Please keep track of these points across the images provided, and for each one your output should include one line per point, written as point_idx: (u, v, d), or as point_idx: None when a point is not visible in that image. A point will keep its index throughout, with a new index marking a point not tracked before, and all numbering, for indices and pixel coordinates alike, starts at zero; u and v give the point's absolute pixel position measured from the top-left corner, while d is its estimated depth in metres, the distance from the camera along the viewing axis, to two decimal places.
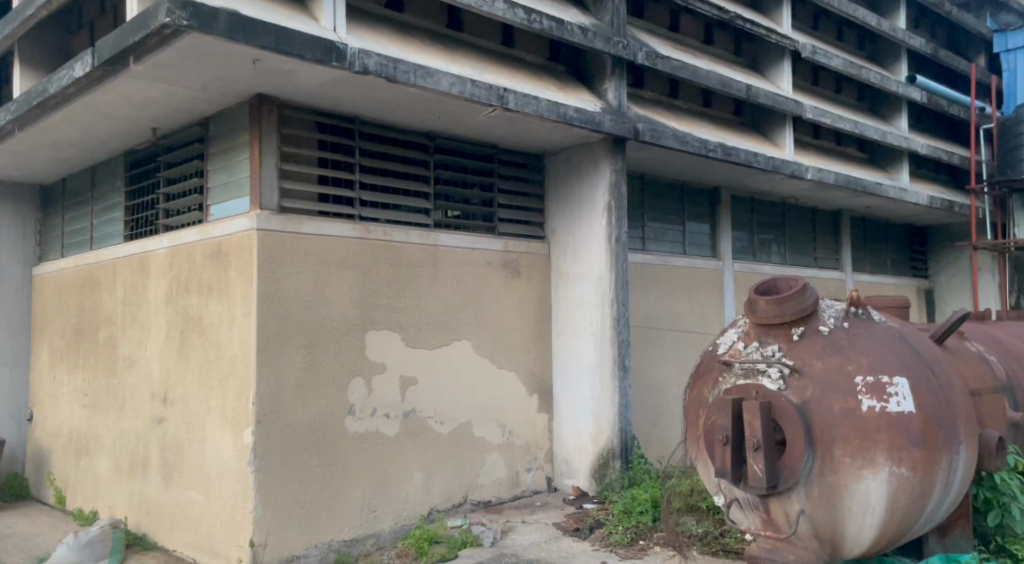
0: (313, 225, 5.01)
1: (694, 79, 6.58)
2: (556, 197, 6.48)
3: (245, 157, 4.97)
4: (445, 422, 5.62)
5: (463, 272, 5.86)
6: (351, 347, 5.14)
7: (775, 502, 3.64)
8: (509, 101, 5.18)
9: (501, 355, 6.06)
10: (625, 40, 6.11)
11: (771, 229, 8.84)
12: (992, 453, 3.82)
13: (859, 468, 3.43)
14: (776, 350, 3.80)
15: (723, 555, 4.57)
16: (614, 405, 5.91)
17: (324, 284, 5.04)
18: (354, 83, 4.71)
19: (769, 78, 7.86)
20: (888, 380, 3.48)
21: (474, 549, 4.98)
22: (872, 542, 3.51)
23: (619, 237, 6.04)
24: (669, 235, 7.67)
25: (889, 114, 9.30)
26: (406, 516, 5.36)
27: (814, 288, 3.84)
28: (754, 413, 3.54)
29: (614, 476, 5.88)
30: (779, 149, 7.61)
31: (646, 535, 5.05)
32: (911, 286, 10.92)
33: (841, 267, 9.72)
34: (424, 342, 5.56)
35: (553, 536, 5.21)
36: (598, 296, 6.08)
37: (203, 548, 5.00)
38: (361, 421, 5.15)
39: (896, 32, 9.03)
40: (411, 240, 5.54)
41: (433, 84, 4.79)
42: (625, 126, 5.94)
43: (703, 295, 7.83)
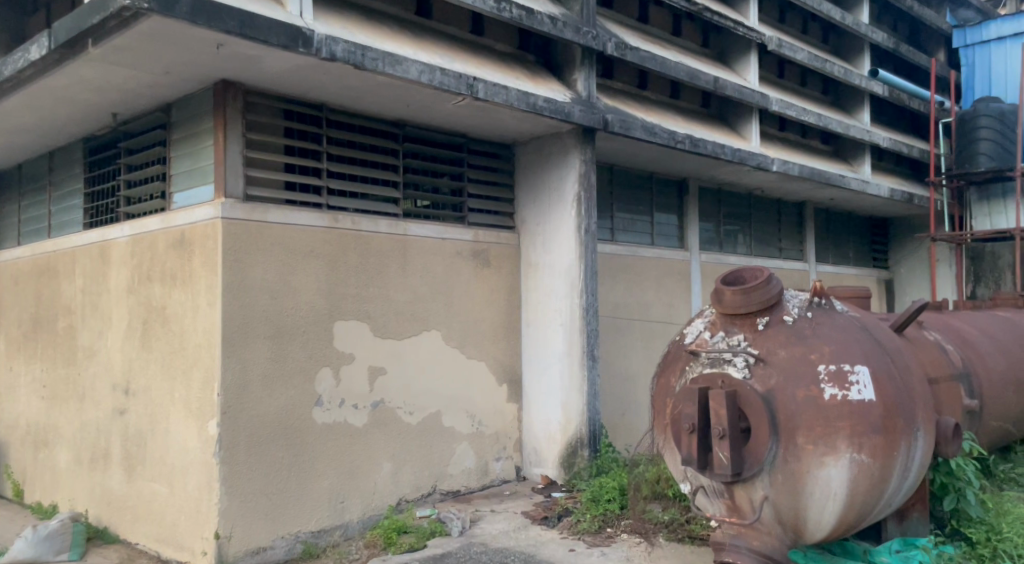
0: (280, 213, 4.94)
1: (663, 71, 6.62)
2: (526, 187, 6.48)
3: (210, 144, 4.87)
4: (413, 412, 5.60)
5: (433, 262, 5.84)
6: (319, 337, 5.10)
7: (740, 488, 3.67)
8: (479, 90, 5.16)
9: (471, 345, 6.06)
10: (594, 30, 6.10)
11: (737, 220, 8.94)
12: (948, 439, 3.90)
13: (821, 455, 3.50)
14: (742, 340, 3.85)
15: (689, 542, 4.69)
16: (583, 394, 5.95)
17: (290, 273, 4.98)
18: (321, 70, 4.65)
19: (736, 70, 7.93)
20: (850, 368, 3.58)
21: (442, 539, 5.00)
22: (832, 527, 3.59)
23: (588, 227, 6.06)
24: (638, 226, 7.71)
25: (852, 106, 9.44)
26: (375, 507, 5.35)
27: (778, 279, 3.89)
28: (720, 402, 3.57)
29: (582, 465, 5.93)
30: (745, 142, 7.68)
31: (613, 522, 5.10)
32: (872, 277, 11.12)
33: (805, 258, 9.87)
34: (393, 332, 5.53)
35: (522, 525, 5.23)
36: (567, 286, 6.11)
37: (167, 541, 4.94)
38: (329, 412, 5.12)
39: (859, 26, 9.15)
40: (379, 229, 5.49)
41: (402, 72, 4.75)
42: (595, 116, 5.96)
43: (671, 285, 7.89)
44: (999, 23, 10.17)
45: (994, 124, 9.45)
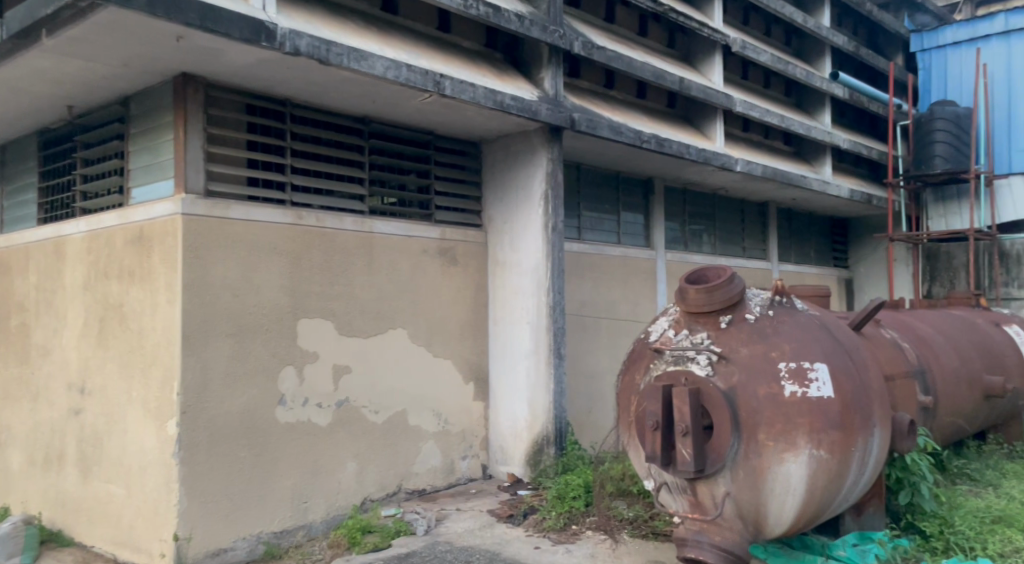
0: (242, 209, 4.87)
1: (629, 71, 6.67)
2: (494, 185, 6.48)
3: (169, 138, 4.79)
4: (378, 411, 5.57)
5: (399, 260, 5.80)
6: (282, 335, 5.04)
7: (702, 484, 3.70)
8: (446, 87, 5.15)
9: (437, 343, 6.04)
10: (561, 29, 6.12)
11: (701, 220, 9.04)
12: (903, 434, 3.99)
13: (781, 451, 3.55)
14: (706, 338, 3.89)
15: (652, 538, 4.73)
16: (549, 392, 5.96)
17: (253, 270, 4.92)
18: (285, 65, 4.60)
19: (701, 71, 8.01)
20: (809, 366, 3.66)
21: (407, 538, 4.98)
22: (791, 521, 3.64)
23: (555, 225, 6.08)
24: (605, 225, 7.75)
25: (814, 108, 9.60)
26: (339, 506, 5.30)
27: (741, 277, 3.95)
28: (683, 399, 3.61)
29: (548, 463, 5.94)
30: (710, 142, 7.77)
31: (578, 519, 5.12)
32: (833, 276, 11.31)
33: (768, 257, 10.01)
34: (359, 330, 5.49)
35: (488, 523, 5.23)
36: (534, 284, 6.11)
37: (124, 544, 4.84)
38: (292, 411, 5.06)
39: (821, 29, 9.30)
40: (343, 225, 5.45)
41: (368, 67, 4.71)
42: (562, 115, 5.98)
43: (637, 283, 7.95)
44: (955, 28, 10.44)
45: (949, 126, 9.69)
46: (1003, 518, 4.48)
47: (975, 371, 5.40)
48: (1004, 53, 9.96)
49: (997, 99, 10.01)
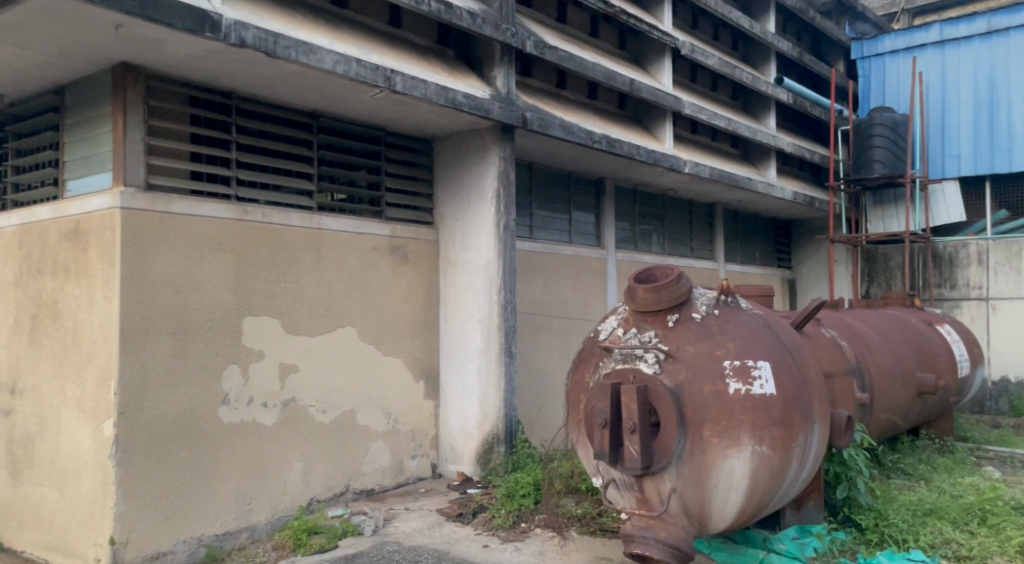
0: (185, 203, 4.75)
1: (581, 71, 6.71)
2: (445, 183, 6.44)
3: (108, 129, 4.64)
4: (326, 411, 5.49)
5: (348, 257, 5.73)
6: (226, 333, 4.93)
7: (649, 481, 3.75)
8: (397, 83, 5.10)
9: (386, 341, 5.98)
10: (513, 27, 6.11)
11: (651, 220, 9.16)
12: (841, 430, 4.11)
13: (725, 447, 3.62)
14: (653, 336, 3.94)
15: (600, 534, 4.79)
16: (500, 391, 5.96)
17: (195, 266, 4.79)
18: (230, 56, 4.49)
19: (651, 73, 8.11)
20: (753, 364, 3.73)
21: (355, 538, 4.94)
22: (735, 516, 3.71)
23: (507, 224, 6.08)
24: (557, 224, 7.78)
25: (760, 112, 9.80)
26: (284, 508, 5.20)
27: (687, 277, 4.01)
28: (631, 396, 3.65)
29: (498, 461, 5.94)
30: (659, 143, 7.87)
31: (528, 517, 5.14)
32: (777, 276, 11.57)
33: (715, 257, 10.20)
34: (306, 328, 5.40)
35: (436, 522, 5.21)
36: (485, 283, 6.10)
37: (56, 549, 4.67)
38: (236, 410, 4.95)
39: (766, 34, 9.51)
40: (291, 222, 5.35)
41: (317, 61, 4.64)
42: (514, 114, 5.98)
43: (587, 282, 8.01)
44: (893, 37, 10.83)
45: (887, 132, 9.98)
46: (934, 509, 4.66)
47: (910, 368, 5.59)
48: (938, 62, 10.38)
49: (932, 106, 10.42)
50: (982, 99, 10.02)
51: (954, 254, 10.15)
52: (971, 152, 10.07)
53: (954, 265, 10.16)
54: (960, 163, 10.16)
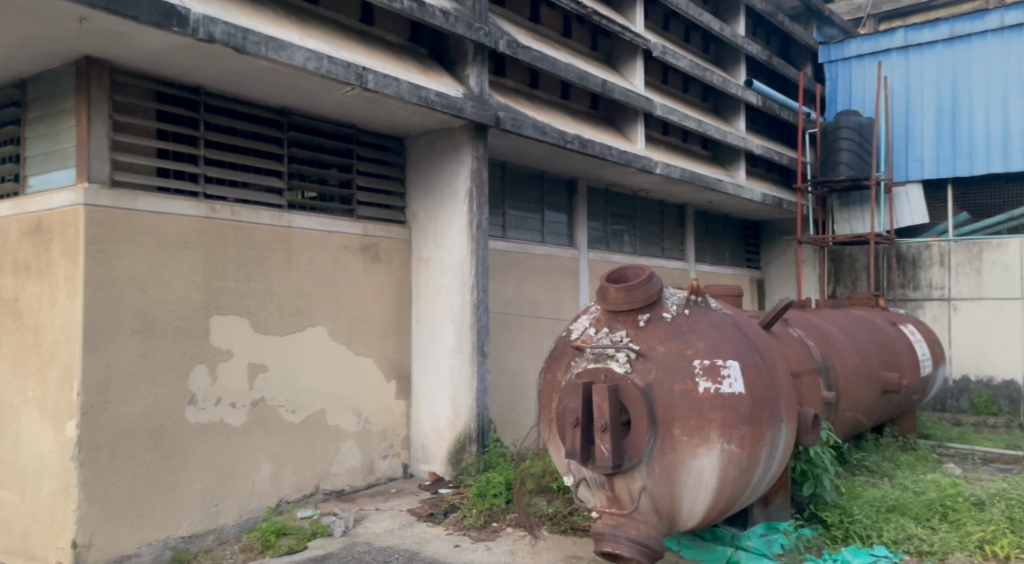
0: (151, 201, 4.67)
1: (553, 71, 6.72)
2: (418, 181, 6.41)
3: (71, 124, 4.54)
4: (295, 411, 5.44)
5: (318, 256, 5.68)
6: (193, 333, 4.86)
7: (620, 479, 3.77)
8: (368, 81, 5.07)
9: (357, 341, 5.94)
10: (486, 27, 6.10)
11: (623, 220, 9.20)
12: (808, 429, 4.16)
13: (695, 446, 3.65)
14: (624, 336, 3.96)
15: (571, 533, 4.80)
16: (472, 390, 5.95)
17: (162, 264, 4.72)
18: (198, 52, 4.43)
19: (623, 74, 8.15)
20: (722, 363, 3.76)
21: (324, 539, 4.89)
22: (703, 514, 3.74)
23: (480, 223, 6.07)
24: (529, 224, 7.78)
25: (730, 114, 9.90)
26: (252, 510, 5.14)
27: (658, 277, 4.03)
28: (602, 396, 3.66)
29: (470, 461, 5.93)
30: (631, 144, 7.92)
31: (499, 516, 5.14)
32: (746, 276, 11.70)
33: (685, 257, 10.29)
34: (275, 327, 5.35)
35: (407, 522, 5.19)
36: (457, 282, 6.08)
37: (17, 552, 4.57)
38: (203, 411, 4.89)
39: (736, 37, 9.60)
40: (260, 220, 5.29)
41: (287, 57, 4.59)
42: (486, 113, 5.97)
43: (559, 281, 8.03)
44: (859, 42, 10.99)
45: (853, 136, 10.15)
46: (897, 506, 4.73)
47: (874, 367, 5.69)
48: (902, 67, 10.57)
49: (897, 110, 10.61)
50: (944, 104, 10.23)
51: (917, 255, 10.32)
52: (934, 156, 10.27)
53: (917, 266, 10.33)
54: (923, 166, 10.37)
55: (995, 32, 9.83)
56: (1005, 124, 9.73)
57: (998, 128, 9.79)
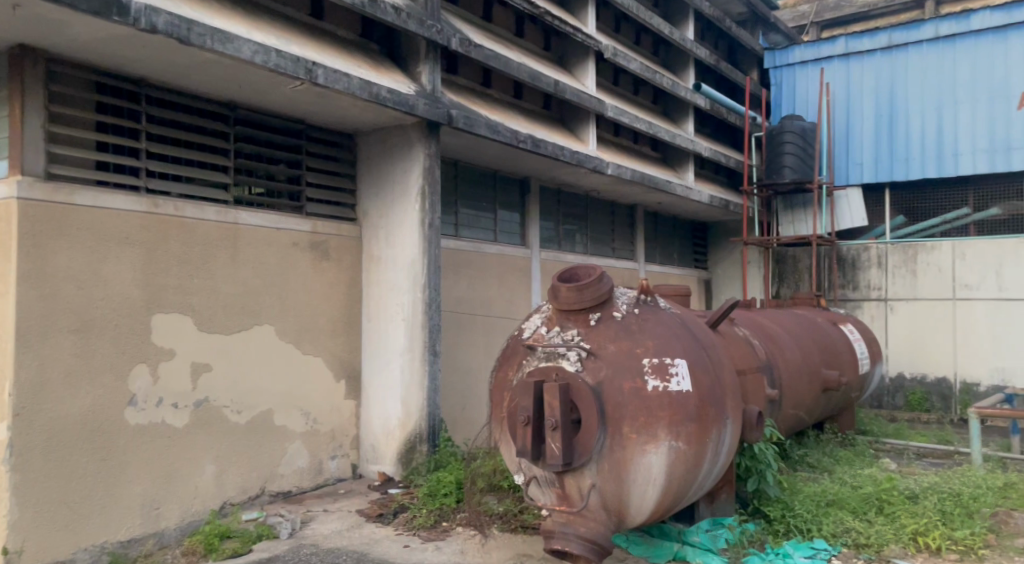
0: (90, 195, 4.53)
1: (506, 70, 6.71)
2: (369, 179, 6.34)
3: (4, 115, 4.38)
4: (241, 412, 5.33)
5: (266, 253, 5.57)
6: (133, 332, 4.72)
7: (570, 477, 3.78)
8: (318, 76, 4.99)
9: (306, 340, 5.85)
10: (438, 24, 6.07)
11: (574, 220, 9.26)
12: (752, 426, 4.25)
13: (644, 443, 3.69)
14: (575, 335, 3.98)
15: (521, 531, 4.81)
16: (423, 390, 5.89)
17: (101, 261, 4.58)
18: (140, 42, 4.30)
19: (575, 75, 8.20)
20: (671, 361, 3.81)
21: (270, 542, 4.80)
22: (651, 511, 3.78)
23: (432, 222, 6.02)
24: (482, 223, 7.77)
25: (679, 116, 10.04)
26: (195, 512, 5.01)
27: (609, 277, 4.06)
28: (553, 395, 3.67)
29: (420, 461, 5.87)
30: (583, 145, 7.97)
31: (449, 516, 5.13)
32: (694, 276, 11.89)
33: (636, 257, 10.40)
34: (220, 327, 5.23)
35: (356, 523, 5.12)
36: (409, 280, 6.02)
37: None
38: (144, 412, 4.75)
39: (685, 41, 9.75)
40: (205, 216, 5.17)
41: (234, 50, 4.49)
42: (439, 111, 5.94)
43: (511, 280, 8.02)
44: (802, 48, 11.25)
45: (797, 140, 10.43)
46: (836, 501, 4.86)
47: (815, 366, 5.83)
48: (843, 74, 10.86)
49: (838, 115, 10.90)
50: (883, 111, 10.55)
51: (857, 257, 10.62)
52: (873, 161, 10.60)
53: (857, 268, 10.64)
54: (862, 170, 10.69)
55: (930, 42, 10.18)
56: (939, 130, 10.08)
57: (932, 134, 10.14)
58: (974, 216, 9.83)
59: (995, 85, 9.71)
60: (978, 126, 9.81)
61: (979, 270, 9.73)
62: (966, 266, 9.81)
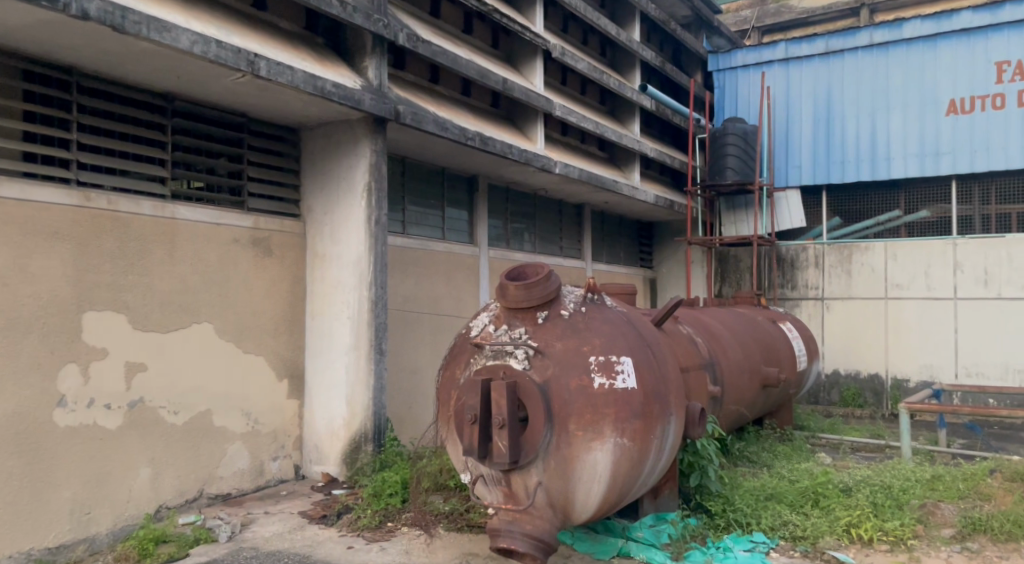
0: (17, 187, 4.36)
1: (454, 67, 6.66)
2: (314, 174, 6.22)
3: None
4: (178, 412, 5.18)
5: (205, 249, 5.41)
6: (62, 330, 4.54)
7: (516, 475, 3.78)
8: (260, 68, 4.87)
9: (247, 339, 5.71)
10: (385, 19, 5.99)
11: (522, 219, 9.26)
12: (695, 422, 4.31)
13: (590, 440, 3.71)
14: (523, 333, 3.98)
15: (467, 530, 4.79)
16: (368, 390, 5.81)
17: (28, 256, 4.41)
18: (70, 29, 4.14)
19: (523, 74, 8.21)
20: (617, 359, 3.83)
21: (208, 546, 4.67)
22: (596, 507, 3.80)
23: (378, 218, 5.94)
24: (429, 220, 7.71)
25: (626, 116, 10.14)
26: (128, 517, 4.84)
27: (557, 275, 4.07)
28: (500, 393, 3.67)
29: (365, 461, 5.79)
30: (531, 143, 7.98)
31: (394, 516, 5.07)
32: (639, 275, 12.04)
33: (582, 256, 10.48)
34: (157, 325, 5.06)
35: (298, 525, 5.02)
36: (355, 278, 5.93)
37: None
38: (74, 413, 4.58)
39: (632, 42, 9.86)
40: (140, 210, 5.00)
41: (171, 39, 4.35)
42: (385, 106, 5.86)
43: (459, 279, 7.98)
44: (744, 52, 11.50)
45: (739, 142, 10.64)
46: (775, 494, 4.97)
47: (756, 363, 5.96)
48: (783, 78, 11.14)
49: (778, 118, 11.17)
50: (820, 115, 10.85)
51: (795, 257, 10.91)
52: (811, 163, 10.89)
53: (795, 267, 10.92)
54: (801, 173, 10.97)
55: (865, 49, 10.51)
56: (873, 134, 10.41)
57: (866, 138, 10.47)
58: (905, 218, 10.18)
59: (925, 92, 10.08)
60: (909, 131, 10.17)
61: (910, 270, 10.09)
62: (897, 267, 10.17)
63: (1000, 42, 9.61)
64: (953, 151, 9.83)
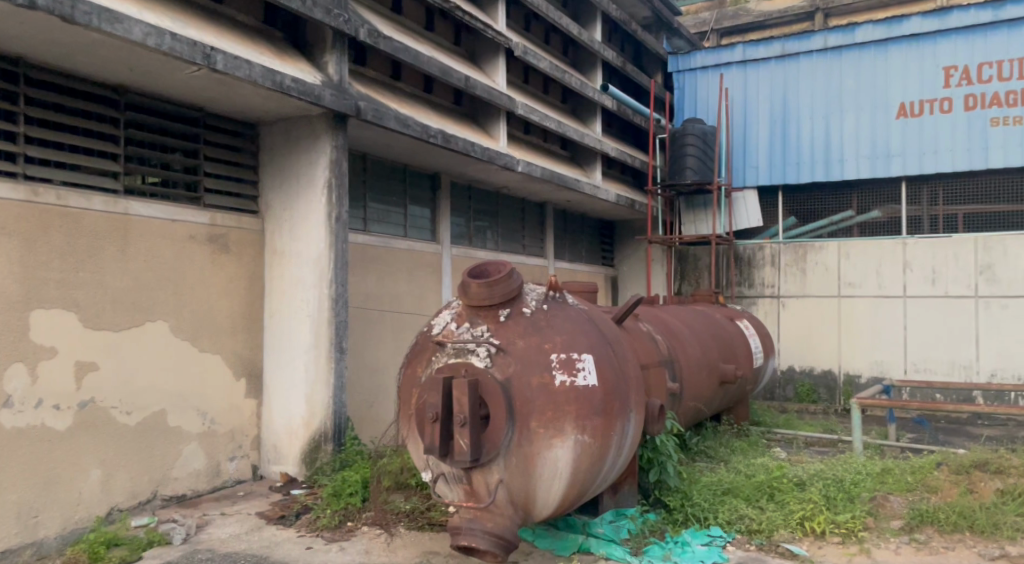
0: None
1: (415, 63, 6.62)
2: (273, 170, 6.13)
3: None
4: (131, 412, 5.06)
5: (160, 246, 5.30)
6: (7, 328, 4.40)
7: (477, 473, 3.78)
8: (217, 61, 4.78)
9: (204, 338, 5.60)
10: (346, 14, 5.92)
11: (485, 217, 9.26)
12: (654, 418, 4.36)
13: (550, 437, 3.73)
14: (485, 331, 3.98)
15: (428, 529, 4.78)
16: (329, 388, 5.75)
17: None
18: (17, 18, 4.01)
19: (485, 71, 8.21)
20: (578, 356, 3.86)
21: (162, 548, 4.58)
22: (557, 503, 3.82)
23: (338, 216, 5.88)
24: (391, 218, 7.66)
25: (587, 115, 10.20)
26: (78, 520, 4.72)
27: (519, 273, 4.08)
28: (462, 390, 3.67)
29: (324, 460, 5.73)
30: (493, 141, 7.97)
31: (354, 516, 5.02)
32: (601, 274, 12.14)
33: (545, 254, 10.51)
34: (109, 323, 4.95)
35: (255, 526, 4.95)
36: (314, 275, 5.86)
37: None
38: (21, 414, 4.45)
39: (593, 42, 9.91)
40: (91, 205, 4.88)
41: (124, 31, 4.25)
42: (346, 102, 5.80)
43: (420, 277, 7.95)
44: (703, 54, 11.65)
45: (698, 141, 10.77)
46: (731, 489, 5.06)
47: (714, 360, 6.05)
48: (741, 79, 11.31)
49: (736, 119, 11.35)
50: (776, 116, 11.06)
51: (753, 256, 11.09)
52: (768, 164, 11.09)
53: (752, 266, 11.11)
54: (758, 173, 11.16)
55: (819, 52, 10.73)
56: (827, 136, 10.64)
57: (820, 140, 10.69)
58: (857, 218, 10.43)
59: (876, 95, 10.32)
60: (862, 133, 10.41)
61: (862, 270, 10.33)
62: (850, 266, 10.41)
63: (948, 47, 9.89)
64: (904, 153, 10.10)
